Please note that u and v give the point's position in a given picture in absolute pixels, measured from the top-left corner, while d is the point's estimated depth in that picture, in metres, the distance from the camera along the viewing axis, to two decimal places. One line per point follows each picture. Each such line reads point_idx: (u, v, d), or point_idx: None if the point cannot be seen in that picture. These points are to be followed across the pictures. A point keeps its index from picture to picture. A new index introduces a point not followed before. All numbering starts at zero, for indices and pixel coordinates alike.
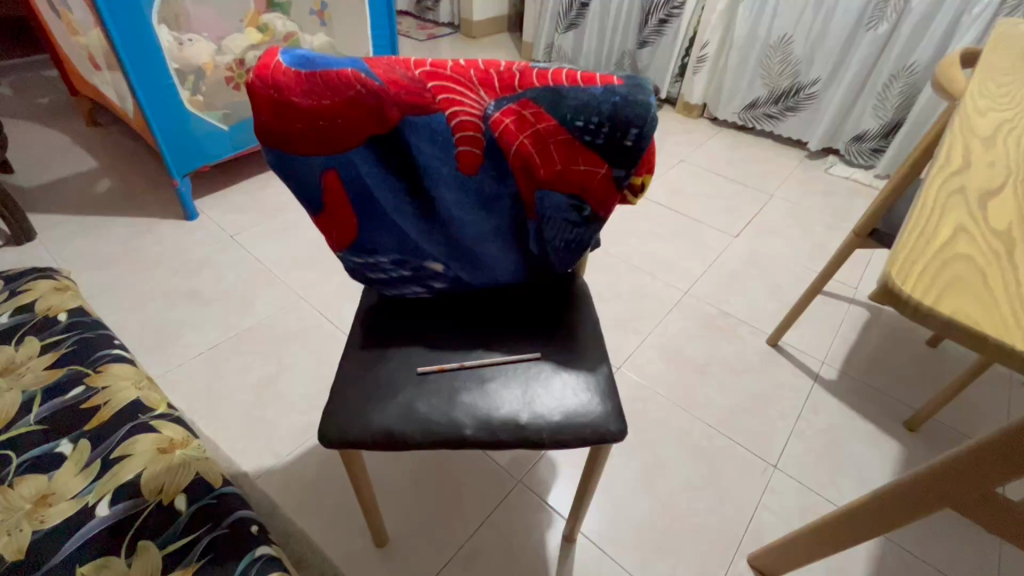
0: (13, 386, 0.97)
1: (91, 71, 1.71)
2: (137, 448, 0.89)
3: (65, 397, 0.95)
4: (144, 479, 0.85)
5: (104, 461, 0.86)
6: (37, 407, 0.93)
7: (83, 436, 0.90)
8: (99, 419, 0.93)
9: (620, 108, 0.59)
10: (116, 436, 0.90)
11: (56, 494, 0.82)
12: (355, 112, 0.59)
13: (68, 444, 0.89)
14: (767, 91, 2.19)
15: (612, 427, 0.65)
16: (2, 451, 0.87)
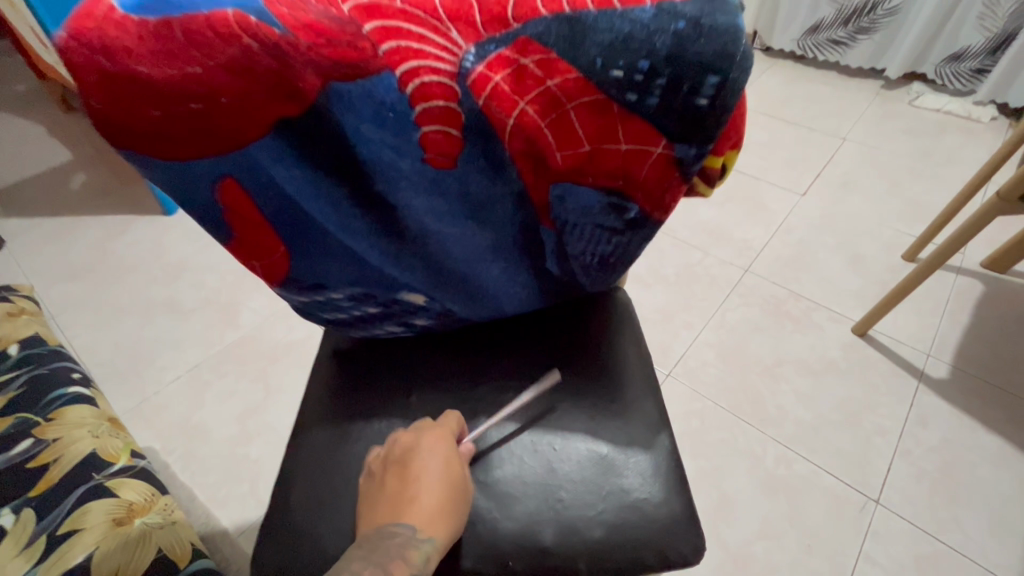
0: None
1: (44, 51, 1.50)
2: (89, 520, 0.73)
3: (9, 453, 0.80)
4: (94, 560, 0.69)
5: (50, 537, 0.71)
6: None
7: (27, 504, 0.75)
8: (47, 482, 0.77)
9: (690, 40, 0.33)
10: (66, 503, 0.75)
11: None
12: (246, 84, 0.36)
13: (8, 515, 0.73)
14: (834, 9, 1.77)
15: (680, 546, 0.44)
16: None
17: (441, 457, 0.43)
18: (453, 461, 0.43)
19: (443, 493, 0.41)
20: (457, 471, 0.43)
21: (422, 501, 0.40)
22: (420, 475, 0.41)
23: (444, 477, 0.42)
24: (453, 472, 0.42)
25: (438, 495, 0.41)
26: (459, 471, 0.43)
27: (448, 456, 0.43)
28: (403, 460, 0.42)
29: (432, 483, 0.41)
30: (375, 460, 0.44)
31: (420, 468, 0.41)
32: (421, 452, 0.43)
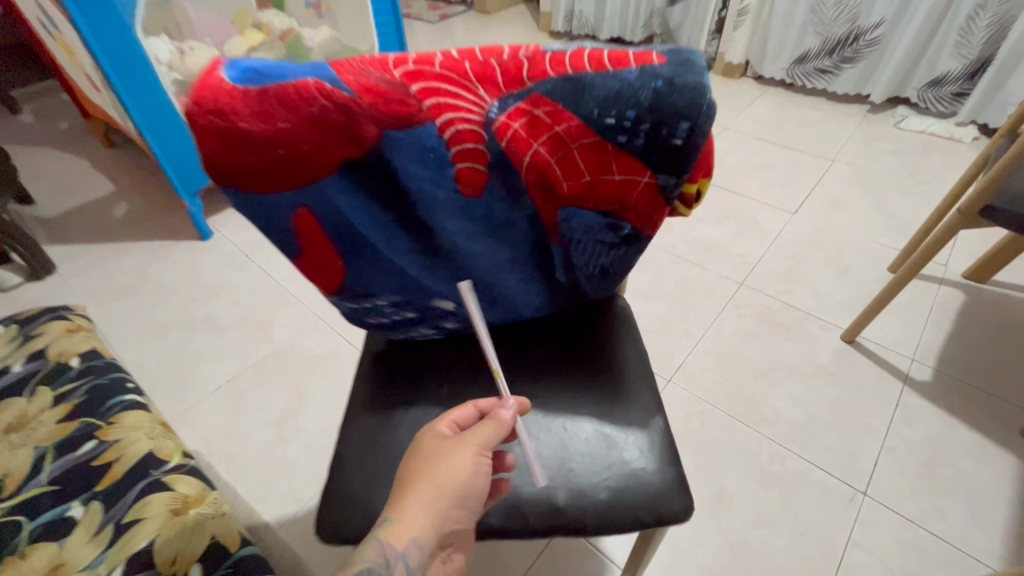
0: (26, 442, 0.93)
1: (94, 92, 1.65)
2: (149, 511, 0.83)
3: (77, 453, 0.90)
4: (153, 546, 0.79)
5: (116, 526, 0.81)
6: (51, 465, 0.89)
7: (95, 498, 0.85)
8: (110, 478, 0.87)
9: (664, 95, 0.43)
10: (128, 496, 0.85)
11: (68, 564, 0.77)
12: (321, 133, 0.46)
13: (79, 507, 0.84)
14: (819, 41, 1.91)
15: (673, 506, 0.52)
16: (18, 516, 0.83)
17: (422, 446, 0.48)
18: (436, 445, 0.47)
19: (416, 474, 0.45)
20: (442, 451, 0.47)
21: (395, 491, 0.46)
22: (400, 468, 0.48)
23: (418, 462, 0.47)
24: (429, 455, 0.46)
25: (410, 478, 0.46)
26: (444, 452, 0.46)
27: (437, 441, 0.48)
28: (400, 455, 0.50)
29: (403, 473, 0.47)
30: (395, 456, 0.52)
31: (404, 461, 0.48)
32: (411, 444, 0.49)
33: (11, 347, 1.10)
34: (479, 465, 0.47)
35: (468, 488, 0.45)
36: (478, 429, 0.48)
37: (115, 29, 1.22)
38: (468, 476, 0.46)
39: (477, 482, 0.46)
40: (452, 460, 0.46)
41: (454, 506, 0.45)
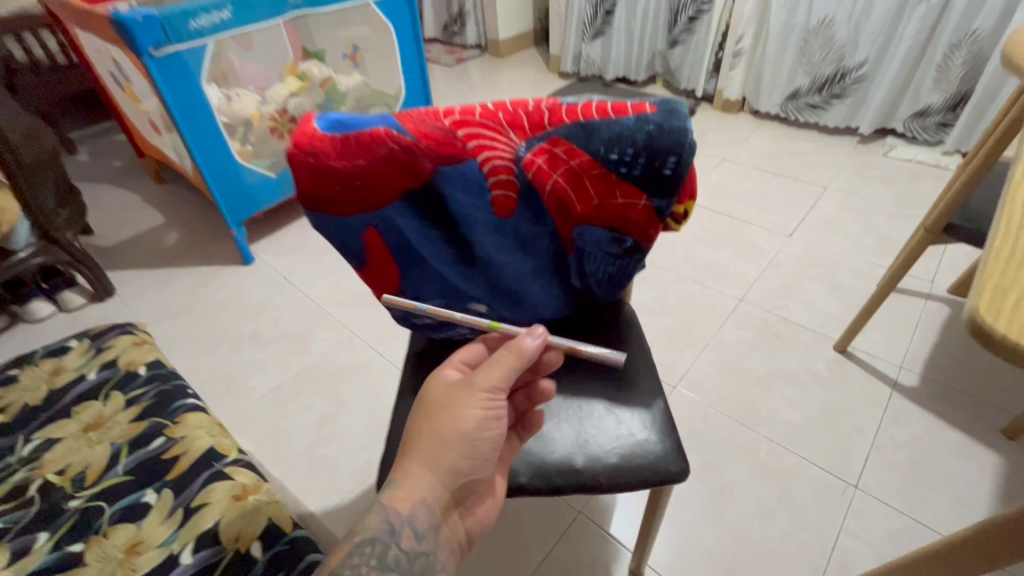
0: (102, 440, 0.97)
1: (152, 134, 1.84)
2: (215, 496, 0.88)
3: (148, 448, 0.95)
4: (221, 528, 0.83)
5: (186, 509, 0.86)
6: (125, 458, 0.94)
7: (165, 486, 0.89)
8: (179, 469, 0.92)
9: (656, 136, 0.56)
10: (195, 484, 0.89)
11: (144, 543, 0.82)
12: (389, 168, 0.60)
13: (152, 494, 0.88)
14: (808, 79, 2.07)
15: (672, 467, 0.62)
16: (95, 503, 0.88)
17: (433, 396, 0.54)
18: (447, 395, 0.53)
19: (425, 432, 0.52)
20: (452, 402, 0.52)
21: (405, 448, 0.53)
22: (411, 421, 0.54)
23: (429, 414, 0.53)
24: (438, 407, 0.52)
25: (420, 434, 0.52)
26: (455, 403, 0.52)
27: (443, 393, 0.54)
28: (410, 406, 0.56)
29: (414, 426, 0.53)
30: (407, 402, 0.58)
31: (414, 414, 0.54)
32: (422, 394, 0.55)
33: (82, 355, 1.14)
34: (489, 413, 0.52)
35: (477, 435, 0.52)
36: (488, 374, 0.53)
37: (183, 80, 1.40)
38: (478, 424, 0.52)
39: (487, 431, 0.52)
40: (462, 409, 0.52)
41: (462, 455, 0.52)
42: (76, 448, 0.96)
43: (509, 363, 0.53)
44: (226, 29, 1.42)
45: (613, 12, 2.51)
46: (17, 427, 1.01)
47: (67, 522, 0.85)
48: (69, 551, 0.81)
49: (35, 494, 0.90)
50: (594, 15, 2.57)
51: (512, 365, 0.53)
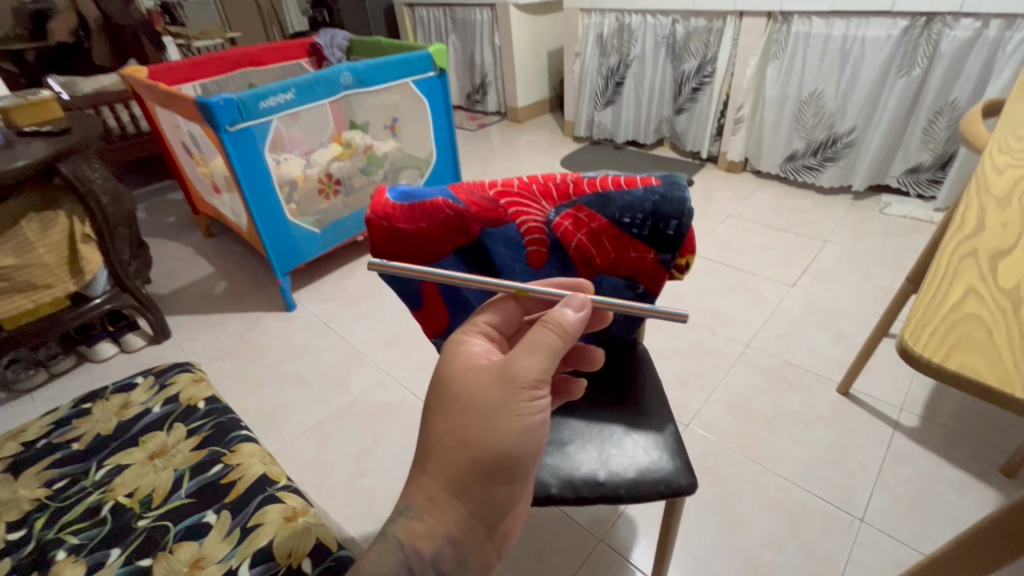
0: (163, 468, 0.95)
1: (211, 194, 2.06)
2: (269, 516, 0.85)
3: (208, 473, 0.93)
4: (276, 546, 0.81)
5: (243, 528, 0.84)
6: (187, 482, 0.92)
7: (225, 507, 0.87)
8: (237, 491, 0.90)
9: (660, 205, 0.71)
10: (252, 506, 0.87)
11: (206, 559, 0.80)
12: (445, 229, 0.75)
13: (212, 514, 0.86)
14: (804, 142, 2.26)
15: (683, 481, 0.72)
16: (156, 524, 0.85)
17: (465, 399, 0.54)
18: (482, 403, 0.53)
19: (457, 451, 0.53)
20: (489, 417, 0.53)
21: (428, 460, 0.55)
22: (440, 427, 0.55)
23: (463, 426, 0.53)
24: (474, 421, 0.53)
25: (452, 452, 0.53)
26: (492, 417, 0.53)
27: (482, 392, 0.54)
28: (435, 403, 0.56)
29: (443, 437, 0.54)
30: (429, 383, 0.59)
31: (442, 417, 0.55)
32: (456, 386, 0.55)
33: (148, 390, 1.12)
34: (525, 423, 0.54)
35: (514, 450, 0.54)
36: (527, 375, 0.53)
37: (249, 147, 1.62)
38: (514, 438, 0.54)
39: (522, 445, 0.54)
40: (504, 424, 0.53)
41: (498, 472, 0.54)
42: (143, 473, 0.94)
43: (552, 348, 0.54)
44: (288, 108, 1.67)
45: (622, 84, 2.77)
46: (86, 456, 0.98)
47: (136, 540, 0.83)
48: (139, 565, 0.79)
49: (105, 514, 0.87)
50: (605, 86, 2.84)
51: (552, 348, 0.54)
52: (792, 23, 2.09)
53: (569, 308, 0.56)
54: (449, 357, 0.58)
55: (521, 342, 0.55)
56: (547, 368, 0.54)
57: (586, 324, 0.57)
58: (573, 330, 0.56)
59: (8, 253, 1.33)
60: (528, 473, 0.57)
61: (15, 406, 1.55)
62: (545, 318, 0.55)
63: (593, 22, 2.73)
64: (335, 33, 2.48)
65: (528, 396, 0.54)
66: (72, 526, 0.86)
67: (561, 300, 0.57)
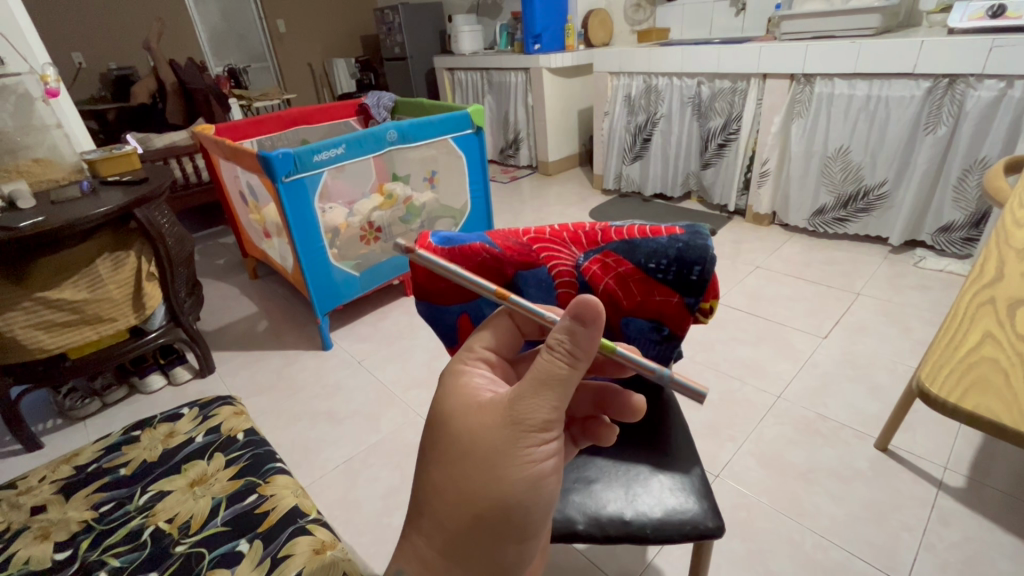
0: (201, 495, 0.96)
1: (261, 238, 2.21)
2: (297, 548, 0.85)
3: (243, 502, 0.94)
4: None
5: (273, 558, 0.84)
6: (224, 510, 0.93)
7: (257, 536, 0.88)
8: (269, 521, 0.90)
9: (684, 251, 0.75)
10: (282, 537, 0.87)
11: None
12: (482, 272, 0.82)
13: (245, 543, 0.87)
14: (833, 197, 2.28)
15: (710, 523, 0.73)
16: (191, 551, 0.86)
17: (468, 446, 0.54)
18: (485, 452, 0.53)
19: (458, 506, 0.54)
20: (492, 466, 0.53)
21: (425, 514, 0.56)
22: (440, 478, 0.55)
23: (465, 476, 0.54)
24: (476, 470, 0.53)
25: (452, 508, 0.54)
26: (495, 465, 0.53)
27: (485, 438, 0.53)
28: (436, 452, 0.56)
29: (443, 490, 0.54)
30: (431, 421, 0.58)
31: (443, 464, 0.55)
32: (456, 431, 0.55)
33: (192, 420, 1.15)
34: (531, 471, 0.54)
35: (518, 499, 0.54)
36: (534, 417, 0.52)
37: (299, 196, 1.76)
38: (519, 485, 0.54)
39: (528, 494, 0.54)
40: (507, 472, 0.53)
41: (502, 525, 0.55)
42: (182, 500, 0.95)
43: (562, 390, 0.52)
44: (338, 161, 1.82)
45: (650, 140, 2.89)
46: (131, 481, 1.00)
47: (172, 565, 0.84)
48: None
49: (146, 538, 0.88)
50: (633, 142, 2.96)
51: (563, 379, 0.51)
52: (814, 83, 2.17)
53: (579, 324, 0.50)
54: (452, 398, 0.58)
55: (529, 378, 0.52)
56: (556, 407, 0.52)
57: (599, 336, 0.50)
58: (583, 349, 0.50)
59: (83, 287, 1.46)
60: (535, 525, 0.57)
61: (71, 432, 1.64)
62: (552, 345, 0.50)
63: (621, 84, 2.90)
64: (382, 94, 2.67)
65: (534, 442, 0.53)
66: (114, 548, 0.87)
67: (569, 311, 0.50)
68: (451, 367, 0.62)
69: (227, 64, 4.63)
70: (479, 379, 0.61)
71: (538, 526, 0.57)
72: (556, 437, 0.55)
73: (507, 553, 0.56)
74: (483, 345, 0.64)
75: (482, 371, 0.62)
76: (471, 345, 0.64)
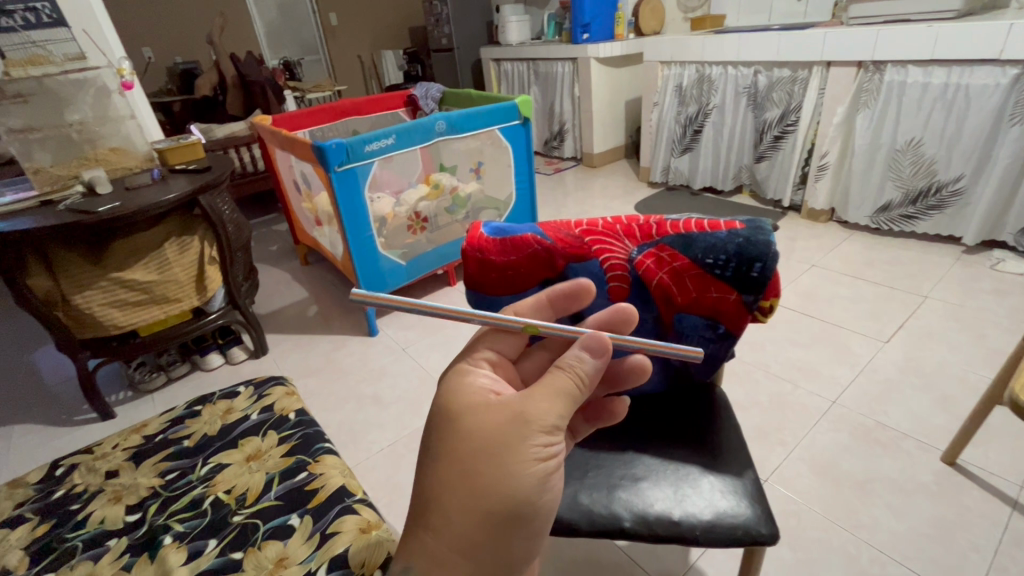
0: (256, 470, 1.01)
1: (312, 226, 2.28)
2: (345, 526, 0.88)
3: (295, 479, 0.98)
4: (351, 555, 0.83)
5: (323, 534, 0.87)
6: (277, 485, 0.97)
7: (306, 512, 0.91)
8: (318, 498, 0.94)
9: (745, 247, 0.72)
10: (330, 515, 0.90)
11: (289, 558, 0.83)
12: (533, 263, 0.81)
13: (296, 517, 0.90)
14: (901, 192, 2.14)
15: (764, 529, 0.71)
16: (248, 521, 0.90)
17: (480, 441, 0.52)
18: (500, 447, 0.52)
19: (468, 500, 0.51)
20: (506, 461, 0.52)
21: (432, 511, 0.51)
22: (448, 473, 0.52)
23: (477, 470, 0.51)
24: (488, 465, 0.51)
25: (463, 502, 0.51)
26: (508, 460, 0.52)
27: (497, 433, 0.53)
28: (442, 447, 0.54)
29: (453, 485, 0.51)
30: (435, 418, 0.56)
31: (453, 457, 0.52)
32: (465, 427, 0.54)
33: (248, 398, 1.21)
34: (540, 471, 0.53)
35: (527, 497, 0.53)
36: (545, 420, 0.53)
37: (350, 184, 1.80)
38: (529, 484, 0.53)
39: (537, 493, 0.54)
40: (518, 469, 0.52)
41: (510, 524, 0.53)
42: (239, 473, 1.00)
43: (571, 398, 0.55)
44: (387, 151, 1.86)
45: (701, 132, 2.79)
46: (193, 452, 1.07)
47: (230, 534, 0.88)
48: (232, 557, 0.84)
49: (206, 507, 0.94)
50: (683, 134, 2.87)
51: (571, 393, 0.55)
52: (884, 71, 2.04)
53: (586, 353, 0.57)
54: (459, 396, 0.57)
55: (543, 386, 0.55)
56: (564, 414, 0.55)
57: (605, 369, 0.58)
58: (591, 378, 0.57)
59: (153, 269, 1.55)
60: (539, 528, 0.56)
61: (138, 404, 1.76)
62: (564, 364, 0.56)
63: (672, 74, 2.81)
64: (430, 85, 2.70)
65: (544, 443, 0.54)
66: (178, 514, 0.92)
67: (579, 342, 0.58)
68: (456, 369, 0.62)
69: (282, 57, 4.80)
70: (483, 379, 0.61)
71: (541, 529, 0.56)
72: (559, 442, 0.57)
73: (513, 554, 0.54)
74: (485, 348, 0.65)
75: (486, 372, 0.63)
76: (473, 348, 0.65)
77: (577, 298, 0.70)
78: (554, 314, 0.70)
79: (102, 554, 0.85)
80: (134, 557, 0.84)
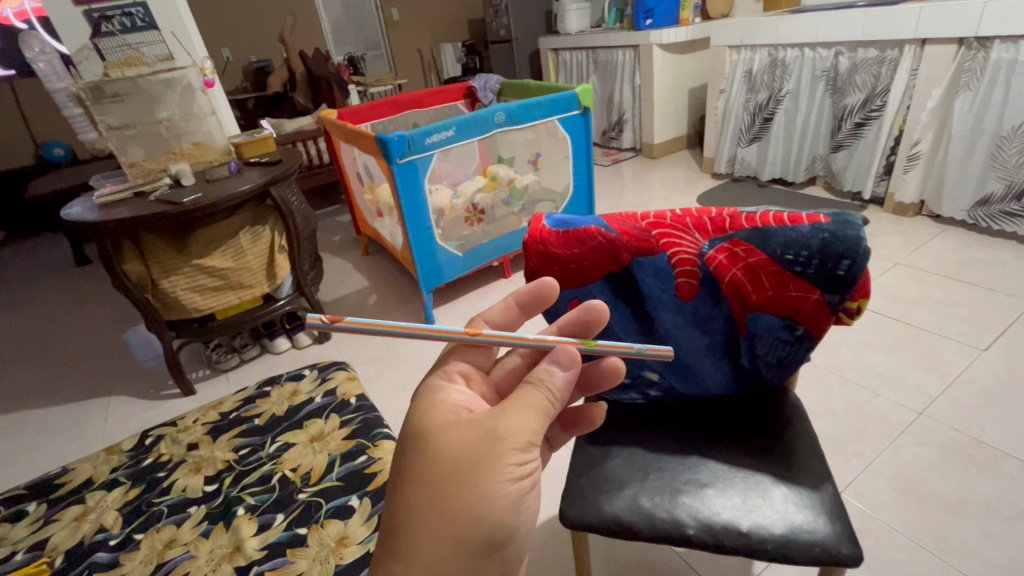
0: (319, 450, 1.05)
1: (374, 217, 2.35)
2: None
3: (355, 462, 1.01)
4: None
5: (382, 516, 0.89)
6: (338, 466, 1.00)
7: (366, 495, 0.94)
8: (377, 482, 0.96)
9: (830, 242, 0.65)
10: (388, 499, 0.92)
11: (350, 538, 0.86)
12: (597, 257, 0.79)
13: (356, 499, 0.93)
14: (1004, 184, 1.92)
15: (845, 549, 0.66)
16: (311, 499, 0.94)
17: (450, 462, 0.50)
18: (470, 468, 0.50)
19: (437, 525, 0.49)
20: (476, 482, 0.50)
21: (401, 538, 0.49)
22: (418, 498, 0.50)
23: (445, 494, 0.49)
24: (457, 486, 0.49)
25: (431, 528, 0.49)
26: (479, 483, 0.50)
27: (466, 455, 0.51)
28: (411, 469, 0.52)
29: (425, 510, 0.49)
30: (405, 440, 0.55)
31: (420, 480, 0.51)
32: (434, 448, 0.52)
33: (313, 381, 1.26)
34: (514, 491, 0.51)
35: (499, 519, 0.51)
36: (519, 438, 0.51)
37: (409, 175, 1.83)
38: (501, 506, 0.51)
39: (510, 514, 0.52)
40: (489, 491, 0.50)
41: (481, 549, 0.51)
42: (304, 453, 1.05)
43: (544, 413, 0.54)
44: (446, 143, 1.87)
45: (771, 119, 2.63)
46: (263, 431, 1.13)
47: (295, 511, 0.92)
48: (297, 533, 0.88)
49: (274, 483, 0.99)
50: (751, 122, 2.72)
51: (543, 407, 0.54)
52: (990, 49, 1.83)
53: (557, 366, 0.56)
54: (430, 415, 0.56)
55: (515, 401, 0.53)
56: (538, 429, 0.53)
57: (576, 381, 0.57)
58: (564, 393, 0.56)
59: (229, 257, 1.64)
60: (513, 550, 0.54)
61: (215, 382, 1.89)
62: (535, 378, 0.55)
63: (741, 59, 2.67)
64: (489, 77, 2.70)
65: (519, 462, 0.51)
66: (250, 488, 0.98)
67: (549, 355, 0.57)
68: (427, 385, 0.61)
69: (347, 53, 4.97)
70: (457, 395, 0.60)
71: (516, 551, 0.54)
72: (536, 459, 0.55)
73: None
74: (458, 361, 0.65)
75: (459, 387, 0.62)
76: (444, 363, 0.64)
77: (545, 298, 0.68)
78: (524, 314, 0.70)
79: (183, 520, 0.92)
80: (210, 525, 0.91)
